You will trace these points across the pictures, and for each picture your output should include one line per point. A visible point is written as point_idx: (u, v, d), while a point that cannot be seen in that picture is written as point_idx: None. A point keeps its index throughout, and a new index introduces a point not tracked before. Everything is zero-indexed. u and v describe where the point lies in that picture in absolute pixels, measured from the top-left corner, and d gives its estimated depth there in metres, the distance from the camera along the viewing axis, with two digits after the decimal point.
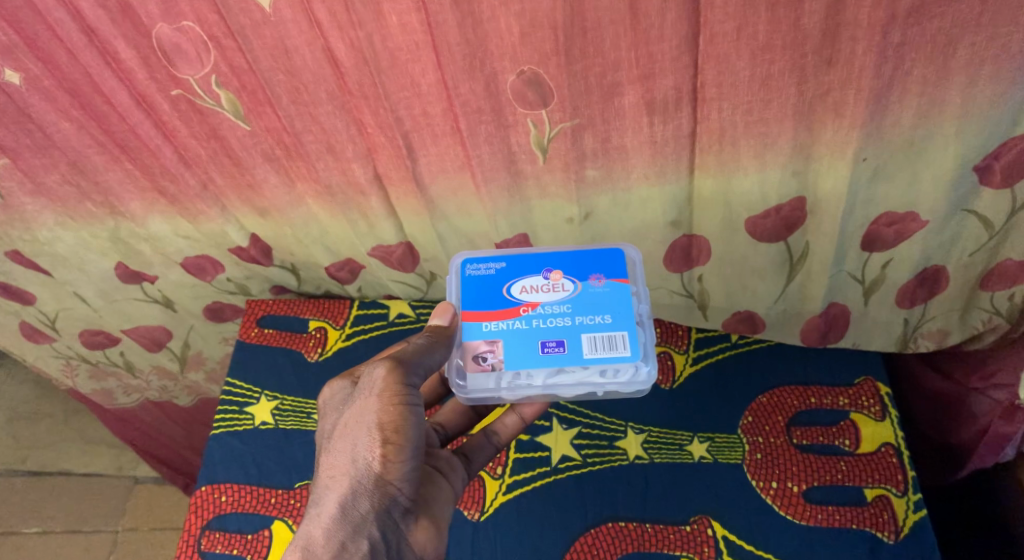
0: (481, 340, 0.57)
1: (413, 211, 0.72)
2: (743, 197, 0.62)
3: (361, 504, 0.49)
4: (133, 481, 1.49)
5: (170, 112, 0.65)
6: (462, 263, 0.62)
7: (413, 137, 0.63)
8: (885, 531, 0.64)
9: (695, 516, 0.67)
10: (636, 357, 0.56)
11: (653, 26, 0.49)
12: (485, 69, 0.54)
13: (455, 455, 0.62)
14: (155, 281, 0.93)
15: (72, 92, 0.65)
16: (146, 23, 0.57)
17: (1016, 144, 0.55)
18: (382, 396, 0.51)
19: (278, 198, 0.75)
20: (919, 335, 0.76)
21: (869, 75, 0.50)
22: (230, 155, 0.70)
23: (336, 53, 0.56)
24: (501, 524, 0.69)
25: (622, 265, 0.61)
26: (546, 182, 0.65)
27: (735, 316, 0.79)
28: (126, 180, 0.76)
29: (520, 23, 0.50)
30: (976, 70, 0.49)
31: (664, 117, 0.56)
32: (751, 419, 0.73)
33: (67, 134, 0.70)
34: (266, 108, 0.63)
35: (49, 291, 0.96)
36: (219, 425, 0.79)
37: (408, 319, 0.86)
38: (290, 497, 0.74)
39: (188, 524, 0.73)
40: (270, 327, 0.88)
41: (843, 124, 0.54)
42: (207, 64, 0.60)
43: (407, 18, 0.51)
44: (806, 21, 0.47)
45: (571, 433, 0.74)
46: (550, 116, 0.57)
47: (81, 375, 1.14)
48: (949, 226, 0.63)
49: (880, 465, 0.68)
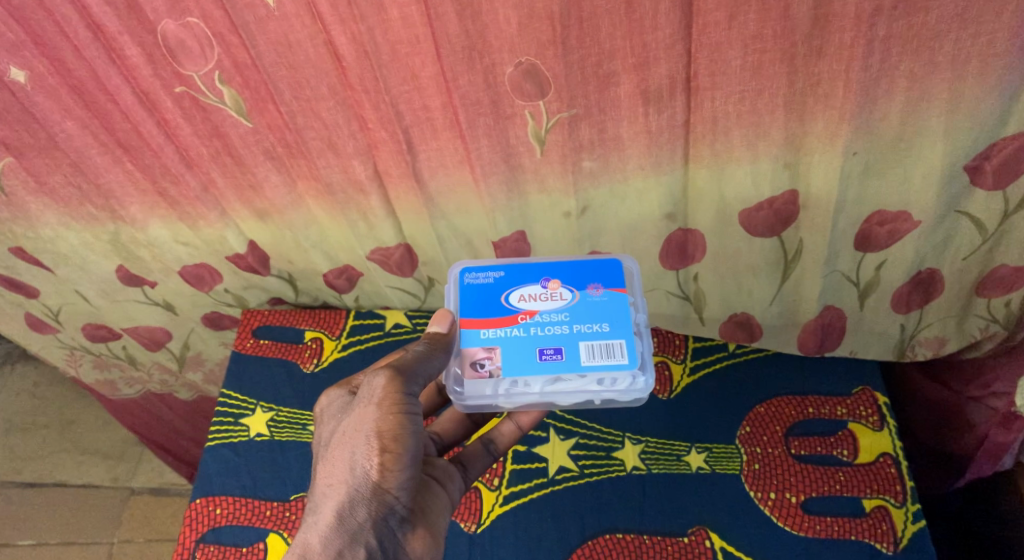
0: (478, 348, 0.57)
1: (412, 208, 0.73)
2: (737, 191, 0.63)
3: (358, 512, 0.49)
4: (128, 492, 1.47)
5: (172, 110, 0.67)
6: (461, 272, 0.62)
7: (413, 132, 0.64)
8: (884, 542, 0.63)
9: (693, 527, 0.66)
10: (633, 365, 0.55)
11: (648, 15, 0.50)
12: (483, 60, 0.55)
13: (451, 464, 0.61)
14: (156, 284, 0.94)
15: (77, 90, 0.66)
16: (151, 18, 0.58)
17: (1005, 144, 0.55)
18: (381, 405, 0.51)
19: (279, 198, 0.76)
20: (916, 343, 0.76)
21: (858, 66, 0.51)
22: (232, 154, 0.71)
23: (338, 46, 0.57)
24: (497, 536, 0.68)
25: (619, 274, 0.61)
26: (544, 175, 0.65)
27: (733, 320, 0.80)
28: (127, 180, 0.77)
29: (518, 14, 0.51)
30: (962, 66, 0.50)
31: (659, 106, 0.57)
32: (749, 429, 0.72)
33: (71, 133, 0.71)
34: (269, 105, 0.65)
35: (51, 288, 0.96)
36: (214, 436, 0.79)
37: (404, 330, 0.86)
38: (284, 509, 0.73)
39: (183, 537, 0.72)
40: (265, 337, 0.88)
41: (833, 116, 0.55)
42: (211, 61, 0.61)
43: (408, 10, 0.53)
44: (795, 10, 0.48)
45: (568, 444, 0.73)
46: (547, 107, 0.58)
47: (84, 366, 1.13)
48: (942, 226, 0.64)
49: (879, 475, 0.68)
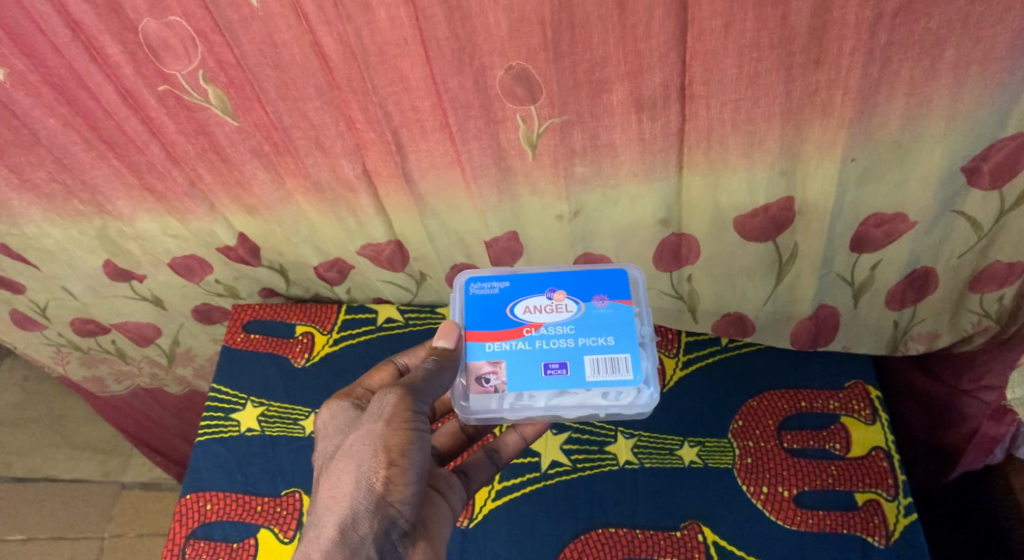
0: (483, 361, 0.56)
1: (402, 207, 0.72)
2: (732, 196, 0.62)
3: (361, 526, 0.48)
4: (119, 486, 1.47)
5: (157, 108, 0.65)
6: (465, 282, 0.61)
7: (402, 133, 0.62)
8: (875, 536, 0.64)
9: (685, 522, 0.66)
10: (638, 380, 0.55)
11: (641, 22, 0.49)
12: (473, 63, 0.54)
13: (453, 474, 0.61)
14: (144, 279, 0.92)
15: (58, 87, 0.64)
16: (132, 17, 0.56)
17: (1004, 145, 0.55)
18: (391, 421, 0.51)
19: (267, 195, 0.75)
20: (908, 338, 0.77)
21: (857, 74, 0.50)
22: (218, 151, 0.69)
23: (324, 47, 0.55)
24: (489, 531, 0.68)
25: (625, 285, 0.60)
26: (535, 178, 0.64)
27: (724, 319, 0.79)
28: (112, 176, 0.75)
29: (508, 18, 0.50)
30: (963, 70, 0.49)
31: (653, 114, 0.56)
32: (742, 424, 0.72)
33: (53, 130, 0.69)
34: (254, 104, 0.63)
35: (37, 284, 0.95)
36: (204, 431, 0.78)
37: (395, 324, 0.86)
38: (276, 504, 0.72)
39: (173, 533, 0.72)
40: (256, 332, 0.87)
41: (831, 123, 0.54)
42: (194, 60, 0.59)
43: (395, 12, 0.51)
44: (793, 19, 0.47)
45: (560, 439, 0.73)
46: (539, 112, 0.57)
47: (72, 362, 1.12)
48: (938, 226, 0.63)
49: (871, 469, 0.68)
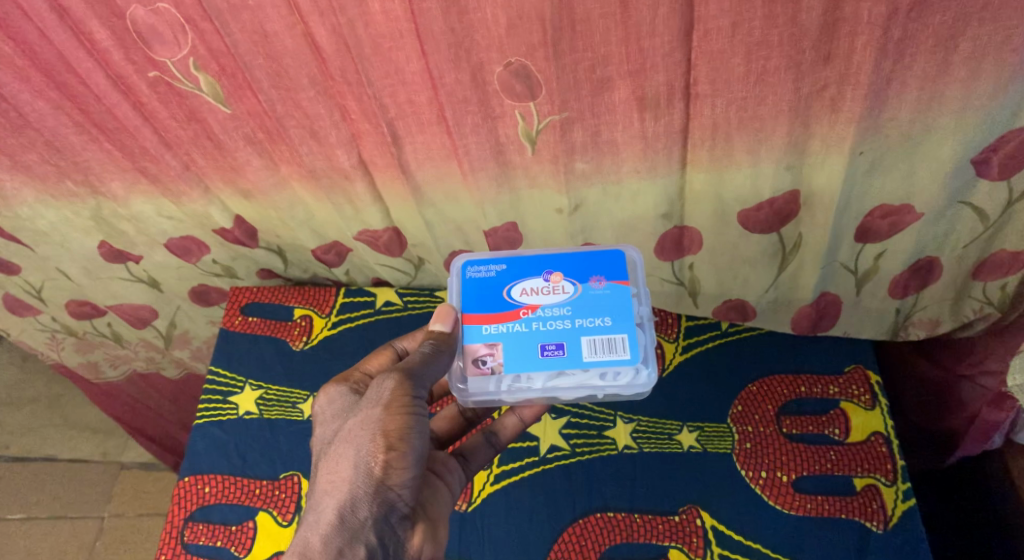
0: (480, 343, 0.55)
1: (399, 196, 0.70)
2: (735, 190, 0.61)
3: (360, 510, 0.48)
4: (119, 466, 1.49)
5: (147, 94, 0.63)
6: (462, 265, 0.60)
7: (398, 125, 0.61)
8: (873, 521, 0.64)
9: (684, 506, 0.67)
10: (636, 360, 0.54)
11: (645, 20, 0.47)
12: (471, 58, 0.52)
13: (452, 457, 0.61)
14: (141, 260, 0.91)
15: (45, 71, 0.62)
16: (119, 4, 0.54)
17: (1016, 136, 0.53)
18: (389, 406, 0.51)
19: (261, 180, 0.73)
20: (910, 324, 0.76)
21: (868, 70, 0.48)
22: (211, 137, 0.68)
23: (317, 37, 0.53)
24: (489, 515, 0.68)
25: (623, 266, 0.59)
26: (535, 172, 0.63)
27: (725, 304, 0.79)
28: (105, 159, 0.73)
29: (508, 14, 0.48)
30: (977, 65, 0.48)
31: (656, 113, 0.54)
32: (742, 409, 0.72)
33: (42, 113, 0.67)
34: (246, 92, 0.61)
35: (33, 266, 0.94)
36: (203, 415, 0.78)
37: (395, 307, 0.85)
38: (274, 488, 0.73)
39: (171, 515, 0.72)
40: (254, 315, 0.86)
41: (840, 118, 0.52)
42: (184, 47, 0.57)
43: (390, 5, 0.49)
44: (804, 17, 0.45)
45: (559, 423, 0.73)
46: (538, 108, 0.55)
47: (67, 349, 1.12)
48: (944, 217, 0.62)
49: (870, 454, 0.68)
